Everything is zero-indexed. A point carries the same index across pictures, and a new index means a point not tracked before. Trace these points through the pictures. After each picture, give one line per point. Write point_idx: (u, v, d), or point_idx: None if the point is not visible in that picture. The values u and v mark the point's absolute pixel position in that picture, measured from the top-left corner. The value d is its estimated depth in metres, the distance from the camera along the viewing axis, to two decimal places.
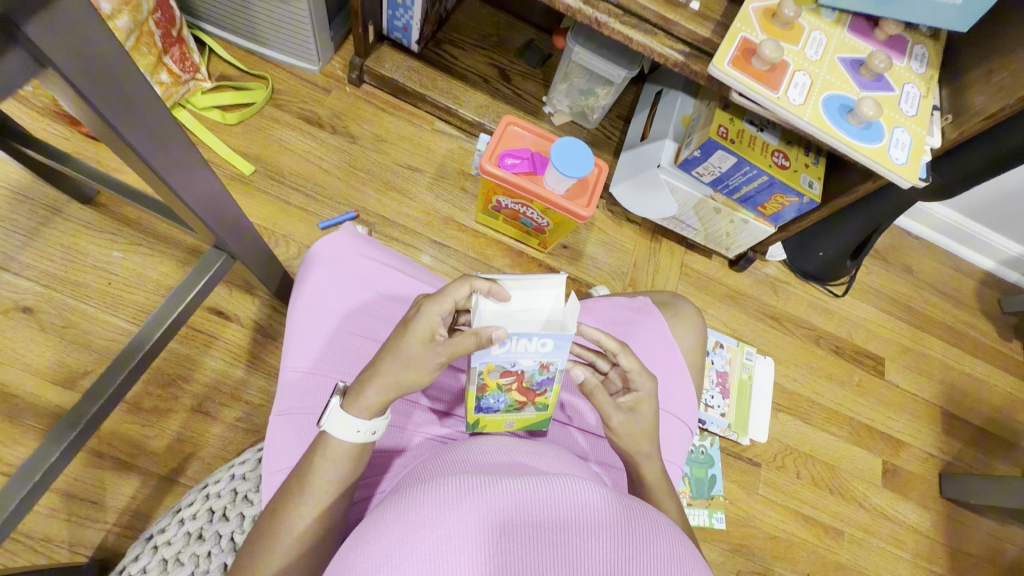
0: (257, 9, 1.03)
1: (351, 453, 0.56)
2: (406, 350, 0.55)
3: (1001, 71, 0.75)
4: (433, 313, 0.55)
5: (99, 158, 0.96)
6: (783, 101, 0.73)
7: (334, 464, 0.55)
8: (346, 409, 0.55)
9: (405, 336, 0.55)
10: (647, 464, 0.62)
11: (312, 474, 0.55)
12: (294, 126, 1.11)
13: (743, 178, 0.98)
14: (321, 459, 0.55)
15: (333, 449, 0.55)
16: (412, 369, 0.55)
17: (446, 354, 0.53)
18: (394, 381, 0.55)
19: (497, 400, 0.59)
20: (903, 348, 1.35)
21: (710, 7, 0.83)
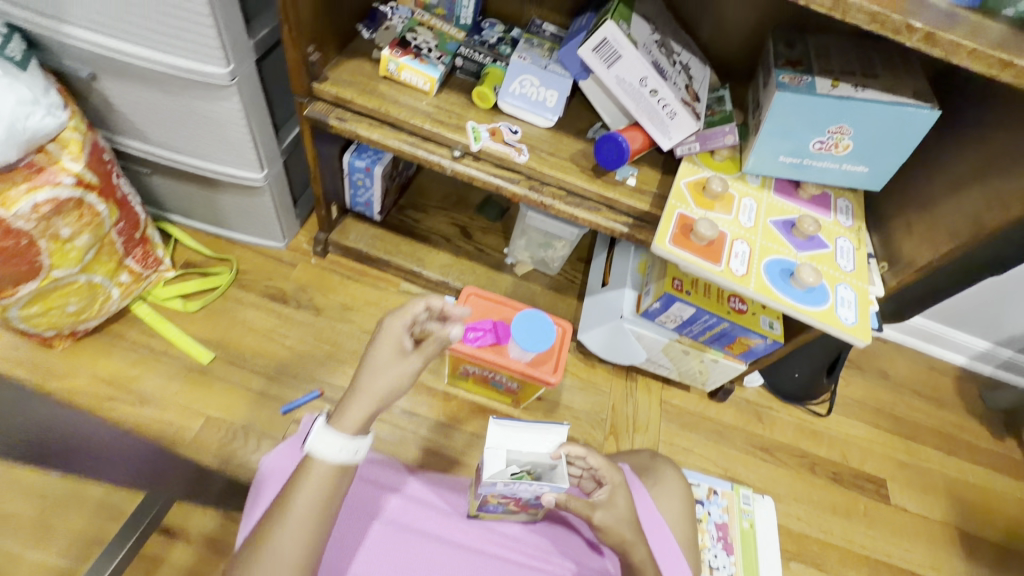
0: (223, 202, 1.08)
1: (325, 476, 0.57)
2: (380, 376, 0.60)
3: (918, 223, 0.80)
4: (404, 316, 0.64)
5: (61, 372, 0.96)
6: (727, 273, 0.76)
7: (307, 497, 0.56)
8: (330, 428, 0.59)
9: (375, 352, 0.62)
10: (639, 553, 0.66)
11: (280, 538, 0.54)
12: (258, 305, 1.11)
13: (705, 325, 1.00)
14: (291, 519, 0.55)
15: (313, 470, 0.57)
16: (392, 382, 0.60)
17: (420, 356, 0.62)
18: (374, 396, 0.60)
19: (497, 505, 0.75)
20: (902, 463, 1.29)
21: (645, 182, 0.90)
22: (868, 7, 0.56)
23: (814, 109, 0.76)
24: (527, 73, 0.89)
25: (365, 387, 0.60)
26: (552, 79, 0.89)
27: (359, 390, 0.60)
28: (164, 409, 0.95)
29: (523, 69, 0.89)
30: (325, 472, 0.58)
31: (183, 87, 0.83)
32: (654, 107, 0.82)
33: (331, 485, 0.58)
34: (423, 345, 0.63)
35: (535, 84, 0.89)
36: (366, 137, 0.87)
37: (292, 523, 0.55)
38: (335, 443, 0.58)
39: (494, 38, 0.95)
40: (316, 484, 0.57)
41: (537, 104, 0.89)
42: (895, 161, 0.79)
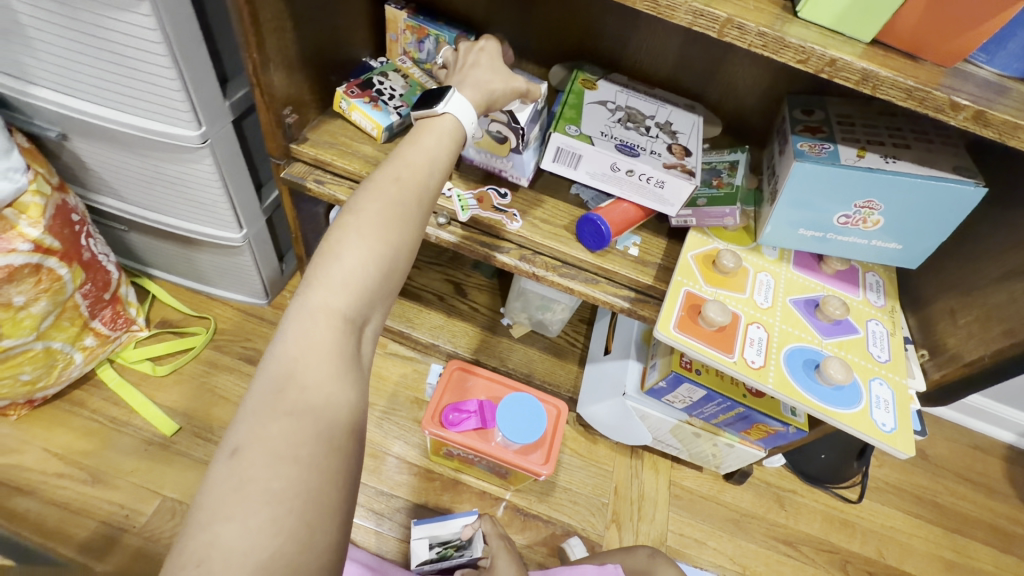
0: (201, 260, 1.02)
1: (442, 148, 0.58)
2: (488, 63, 0.69)
3: (964, 311, 0.70)
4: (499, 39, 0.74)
5: (12, 445, 0.88)
6: (741, 364, 0.67)
7: (415, 170, 0.53)
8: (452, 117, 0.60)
9: (489, 57, 0.69)
10: None
11: (371, 209, 0.49)
12: (233, 369, 1.03)
13: (716, 408, 0.89)
14: (382, 209, 0.49)
15: (441, 139, 0.58)
16: (502, 83, 0.67)
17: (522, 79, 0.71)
18: (483, 86, 0.65)
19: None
20: (948, 563, 1.14)
21: (649, 251, 0.82)
22: (903, 82, 0.49)
23: (835, 183, 0.68)
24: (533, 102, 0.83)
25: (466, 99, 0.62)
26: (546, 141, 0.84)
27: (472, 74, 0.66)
28: (117, 488, 0.87)
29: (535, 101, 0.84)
30: (416, 184, 0.52)
31: (151, 147, 0.79)
32: (640, 184, 0.76)
33: (416, 210, 0.51)
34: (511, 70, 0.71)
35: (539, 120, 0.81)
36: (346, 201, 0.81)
37: (385, 200, 0.50)
38: (467, 114, 0.61)
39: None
40: (414, 193, 0.52)
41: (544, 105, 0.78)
42: (932, 239, 0.70)
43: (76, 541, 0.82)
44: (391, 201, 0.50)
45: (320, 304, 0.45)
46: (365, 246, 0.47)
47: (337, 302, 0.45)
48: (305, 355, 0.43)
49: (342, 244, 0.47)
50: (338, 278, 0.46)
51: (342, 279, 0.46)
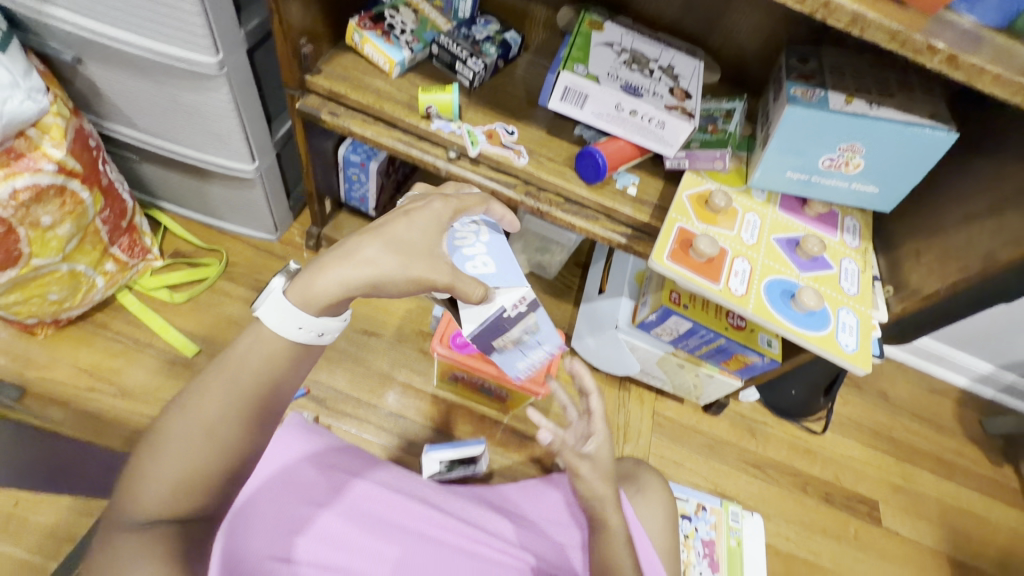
0: (212, 193, 1.05)
1: (264, 343, 0.49)
2: (405, 234, 0.55)
3: (929, 251, 0.77)
4: (455, 206, 0.60)
5: (42, 361, 0.94)
6: (725, 292, 0.73)
7: (253, 348, 0.49)
8: (285, 296, 0.50)
9: (409, 225, 0.55)
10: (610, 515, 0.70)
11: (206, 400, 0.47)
12: (246, 299, 1.08)
13: (700, 340, 0.97)
14: (187, 419, 0.47)
15: (266, 336, 0.49)
16: (390, 265, 0.52)
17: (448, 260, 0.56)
18: (353, 268, 0.51)
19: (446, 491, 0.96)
20: (895, 487, 1.27)
21: (646, 191, 0.87)
22: (887, 25, 0.54)
23: (822, 127, 0.73)
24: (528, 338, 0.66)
25: (335, 273, 0.51)
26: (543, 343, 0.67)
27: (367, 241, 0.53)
28: (144, 401, 0.94)
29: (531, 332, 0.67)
30: (262, 372, 0.49)
31: (167, 74, 0.80)
32: (642, 126, 0.80)
33: (229, 411, 0.48)
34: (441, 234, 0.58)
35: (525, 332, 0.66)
36: (359, 133, 0.84)
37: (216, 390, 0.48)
38: (288, 310, 0.49)
39: (482, 36, 0.90)
40: (223, 400, 0.48)
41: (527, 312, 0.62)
42: (907, 183, 0.76)
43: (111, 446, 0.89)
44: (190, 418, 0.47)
45: (130, 516, 0.45)
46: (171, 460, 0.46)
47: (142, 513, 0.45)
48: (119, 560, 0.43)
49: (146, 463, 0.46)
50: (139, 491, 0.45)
51: (164, 479, 0.46)
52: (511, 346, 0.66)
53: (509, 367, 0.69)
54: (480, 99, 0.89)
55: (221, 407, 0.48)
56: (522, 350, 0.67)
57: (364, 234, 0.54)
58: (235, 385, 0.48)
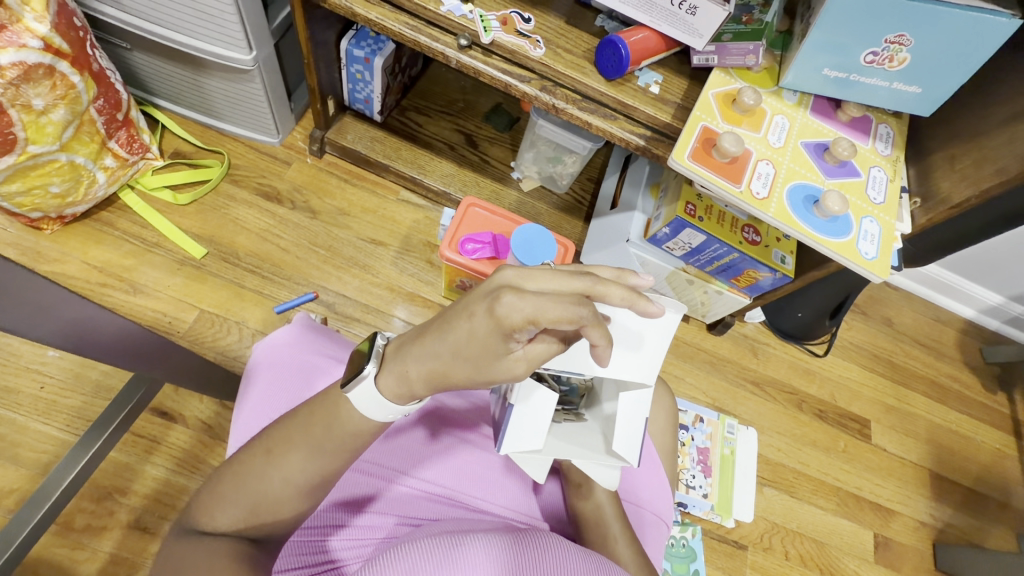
0: (210, 88, 1.00)
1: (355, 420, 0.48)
2: (464, 354, 0.41)
3: (964, 156, 0.73)
4: (529, 314, 0.38)
5: (51, 257, 0.94)
6: (746, 195, 0.71)
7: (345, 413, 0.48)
8: (377, 390, 0.47)
9: (459, 335, 0.41)
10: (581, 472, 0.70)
11: (295, 436, 0.50)
12: (251, 203, 1.06)
13: (713, 254, 0.95)
14: (288, 452, 0.50)
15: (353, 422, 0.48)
16: (466, 373, 0.42)
17: (526, 361, 0.41)
18: (436, 376, 0.44)
19: None
20: (888, 407, 1.31)
21: (670, 90, 0.81)
22: None
23: (870, 13, 0.67)
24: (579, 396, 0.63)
25: (398, 372, 0.46)
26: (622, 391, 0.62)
27: (427, 353, 0.44)
28: (156, 298, 0.95)
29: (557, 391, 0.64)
30: (346, 414, 0.48)
31: None
32: (672, 11, 0.73)
33: (311, 449, 0.49)
34: (531, 344, 0.41)
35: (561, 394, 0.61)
36: (363, 16, 0.78)
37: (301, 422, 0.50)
38: (376, 406, 0.47)
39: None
40: (310, 439, 0.49)
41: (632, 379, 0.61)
42: (953, 82, 0.71)
43: None
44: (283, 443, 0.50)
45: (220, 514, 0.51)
46: (257, 480, 0.50)
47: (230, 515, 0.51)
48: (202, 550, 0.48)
49: (239, 469, 0.51)
50: (232, 490, 0.51)
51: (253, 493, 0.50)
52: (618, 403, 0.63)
53: None
54: None
55: (300, 441, 0.49)
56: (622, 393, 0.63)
57: (426, 361, 0.44)
58: (321, 422, 0.49)
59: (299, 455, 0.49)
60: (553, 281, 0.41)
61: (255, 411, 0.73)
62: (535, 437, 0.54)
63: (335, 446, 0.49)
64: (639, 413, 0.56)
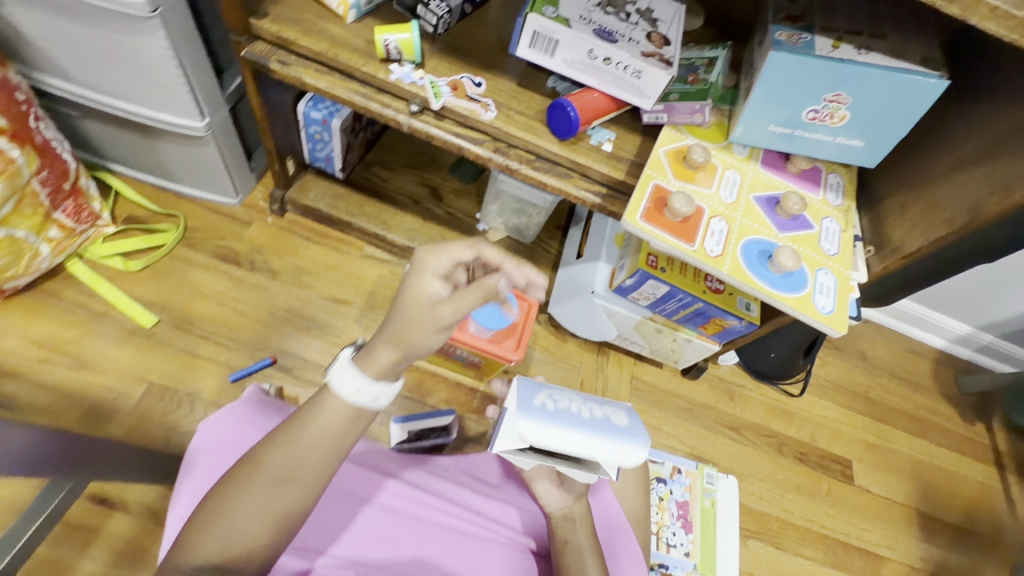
0: (165, 153, 0.98)
1: (328, 425, 0.55)
2: (302, 422, 0.55)
3: (913, 205, 0.74)
4: (444, 257, 0.56)
5: None
6: (700, 253, 0.70)
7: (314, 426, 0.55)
8: (352, 366, 0.55)
9: (296, 414, 0.56)
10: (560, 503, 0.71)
11: (266, 457, 0.54)
12: (208, 266, 1.03)
13: (679, 303, 0.95)
14: (264, 470, 0.54)
15: (317, 433, 0.55)
16: (418, 333, 0.54)
17: (452, 305, 0.54)
18: (401, 342, 0.54)
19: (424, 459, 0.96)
20: (869, 445, 1.29)
21: (623, 147, 0.82)
22: None
23: (806, 75, 0.68)
24: (592, 399, 0.66)
25: (274, 457, 0.54)
26: (631, 417, 0.65)
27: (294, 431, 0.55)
28: (102, 373, 0.91)
29: (572, 390, 0.66)
30: (315, 431, 0.55)
31: (99, 20, 0.74)
32: (618, 75, 0.75)
33: (290, 462, 0.54)
34: (462, 293, 0.54)
35: (571, 397, 0.64)
36: (313, 85, 0.78)
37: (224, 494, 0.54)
38: (349, 381, 0.55)
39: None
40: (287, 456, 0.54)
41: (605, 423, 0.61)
42: (893, 136, 0.72)
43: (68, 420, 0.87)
44: (255, 468, 0.54)
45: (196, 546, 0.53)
46: (232, 506, 0.53)
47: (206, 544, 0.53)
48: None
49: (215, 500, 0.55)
50: (207, 522, 0.53)
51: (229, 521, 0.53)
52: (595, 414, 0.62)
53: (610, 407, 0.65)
54: (446, 47, 0.82)
55: (219, 509, 0.54)
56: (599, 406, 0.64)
57: (387, 344, 0.55)
58: (291, 444, 0.54)
59: (231, 514, 0.53)
60: (453, 249, 0.57)
61: (193, 501, 0.68)
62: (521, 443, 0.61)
63: (299, 461, 0.55)
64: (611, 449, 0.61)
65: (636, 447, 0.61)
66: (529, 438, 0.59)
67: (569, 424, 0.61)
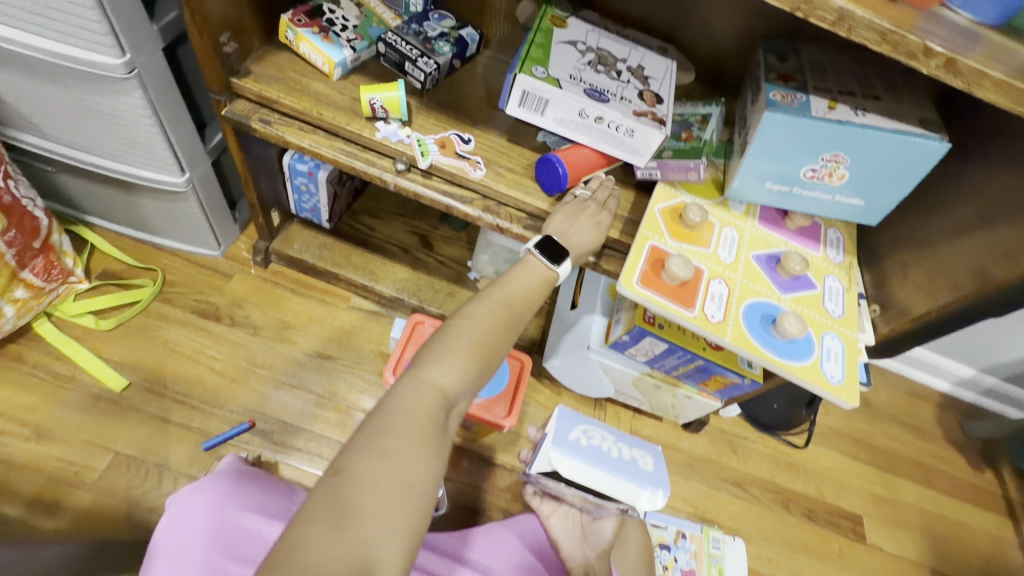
0: (144, 207, 0.95)
1: (505, 303, 0.61)
2: (469, 330, 0.57)
3: (915, 265, 0.72)
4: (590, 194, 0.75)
5: None
6: (700, 319, 0.67)
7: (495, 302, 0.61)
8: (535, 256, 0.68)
9: (461, 321, 0.58)
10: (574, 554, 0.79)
11: (461, 326, 0.58)
12: (185, 323, 0.99)
13: (677, 360, 0.91)
14: (463, 331, 0.57)
15: (495, 309, 0.60)
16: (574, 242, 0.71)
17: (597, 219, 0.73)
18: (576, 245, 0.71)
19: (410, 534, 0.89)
20: (878, 499, 1.23)
21: (617, 203, 0.79)
22: (878, 24, 0.47)
23: (802, 136, 0.66)
24: (625, 440, 0.81)
25: (432, 379, 0.53)
26: (656, 462, 0.79)
27: (451, 345, 0.56)
28: (64, 443, 0.86)
29: (606, 429, 0.82)
30: (492, 311, 0.60)
31: (72, 78, 0.71)
32: (610, 133, 0.73)
33: (492, 331, 0.58)
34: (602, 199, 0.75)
35: (604, 436, 0.80)
36: (296, 144, 0.76)
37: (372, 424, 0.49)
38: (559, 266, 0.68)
39: (435, 32, 0.81)
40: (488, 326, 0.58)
41: (630, 462, 0.78)
42: (894, 194, 0.70)
43: (26, 496, 0.82)
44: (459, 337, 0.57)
45: (408, 391, 0.52)
46: (441, 363, 0.54)
47: (427, 382, 0.52)
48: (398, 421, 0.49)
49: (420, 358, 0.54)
50: (413, 378, 0.53)
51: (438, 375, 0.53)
52: (624, 457, 0.78)
53: (641, 466, 0.77)
54: (434, 103, 0.81)
55: (379, 433, 0.48)
56: (626, 457, 0.78)
57: (548, 233, 0.71)
58: (476, 320, 0.58)
59: (403, 437, 0.48)
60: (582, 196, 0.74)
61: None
62: (547, 467, 0.78)
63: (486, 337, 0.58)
64: (624, 492, 0.75)
65: (655, 491, 0.75)
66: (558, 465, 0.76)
67: (599, 463, 0.76)
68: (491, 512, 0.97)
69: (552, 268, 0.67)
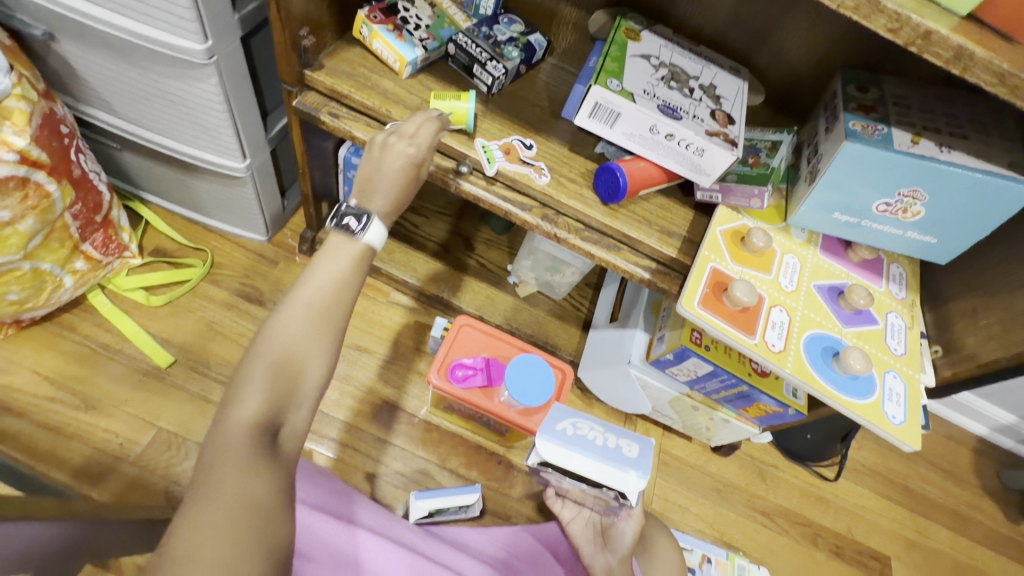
0: (199, 189, 0.96)
1: (320, 285, 0.53)
2: (273, 347, 0.49)
3: (986, 311, 0.69)
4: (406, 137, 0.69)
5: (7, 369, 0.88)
6: (760, 347, 0.66)
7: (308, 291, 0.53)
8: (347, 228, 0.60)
9: (269, 332, 0.50)
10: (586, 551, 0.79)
11: (274, 332, 0.50)
12: (229, 305, 1.00)
13: (720, 384, 0.89)
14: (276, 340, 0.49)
15: (309, 296, 0.52)
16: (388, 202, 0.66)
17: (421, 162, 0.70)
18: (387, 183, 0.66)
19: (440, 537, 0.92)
20: (908, 543, 1.20)
21: (675, 222, 0.78)
22: (997, 65, 0.46)
23: (881, 169, 0.65)
24: (613, 430, 0.75)
25: (242, 418, 0.45)
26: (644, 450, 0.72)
27: (254, 376, 0.48)
28: (112, 416, 0.87)
29: (596, 420, 0.76)
30: (310, 301, 0.52)
31: (151, 60, 0.72)
32: (679, 151, 0.72)
33: (312, 324, 0.51)
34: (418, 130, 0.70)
35: (591, 425, 0.74)
36: (361, 139, 0.76)
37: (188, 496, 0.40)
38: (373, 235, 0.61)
39: (504, 37, 0.81)
40: (310, 320, 0.51)
41: (617, 450, 0.71)
42: (969, 235, 0.68)
43: (72, 464, 0.83)
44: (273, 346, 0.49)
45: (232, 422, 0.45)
46: (258, 382, 0.47)
47: (247, 412, 0.46)
48: (216, 461, 0.42)
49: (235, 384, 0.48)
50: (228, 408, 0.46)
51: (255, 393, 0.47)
52: (611, 445, 0.72)
53: (629, 455, 0.70)
54: (499, 107, 0.81)
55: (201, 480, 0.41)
56: (613, 445, 0.72)
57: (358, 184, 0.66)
58: (293, 315, 0.51)
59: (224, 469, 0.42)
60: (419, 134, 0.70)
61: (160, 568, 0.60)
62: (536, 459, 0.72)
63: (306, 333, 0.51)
64: (614, 480, 0.68)
65: (636, 475, 0.68)
66: (546, 455, 0.70)
67: (581, 449, 0.70)
68: (518, 521, 0.97)
69: (362, 238, 0.60)
